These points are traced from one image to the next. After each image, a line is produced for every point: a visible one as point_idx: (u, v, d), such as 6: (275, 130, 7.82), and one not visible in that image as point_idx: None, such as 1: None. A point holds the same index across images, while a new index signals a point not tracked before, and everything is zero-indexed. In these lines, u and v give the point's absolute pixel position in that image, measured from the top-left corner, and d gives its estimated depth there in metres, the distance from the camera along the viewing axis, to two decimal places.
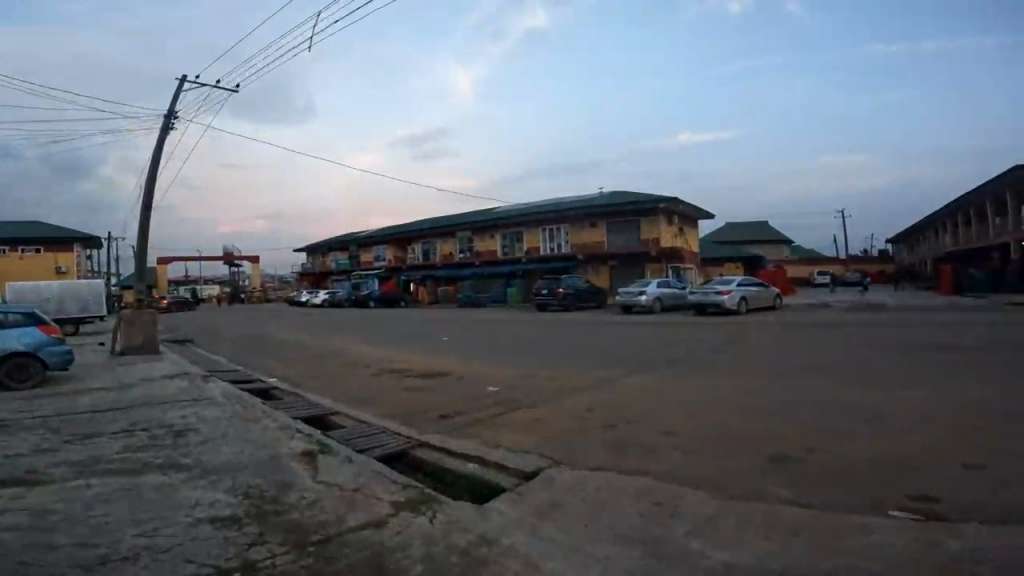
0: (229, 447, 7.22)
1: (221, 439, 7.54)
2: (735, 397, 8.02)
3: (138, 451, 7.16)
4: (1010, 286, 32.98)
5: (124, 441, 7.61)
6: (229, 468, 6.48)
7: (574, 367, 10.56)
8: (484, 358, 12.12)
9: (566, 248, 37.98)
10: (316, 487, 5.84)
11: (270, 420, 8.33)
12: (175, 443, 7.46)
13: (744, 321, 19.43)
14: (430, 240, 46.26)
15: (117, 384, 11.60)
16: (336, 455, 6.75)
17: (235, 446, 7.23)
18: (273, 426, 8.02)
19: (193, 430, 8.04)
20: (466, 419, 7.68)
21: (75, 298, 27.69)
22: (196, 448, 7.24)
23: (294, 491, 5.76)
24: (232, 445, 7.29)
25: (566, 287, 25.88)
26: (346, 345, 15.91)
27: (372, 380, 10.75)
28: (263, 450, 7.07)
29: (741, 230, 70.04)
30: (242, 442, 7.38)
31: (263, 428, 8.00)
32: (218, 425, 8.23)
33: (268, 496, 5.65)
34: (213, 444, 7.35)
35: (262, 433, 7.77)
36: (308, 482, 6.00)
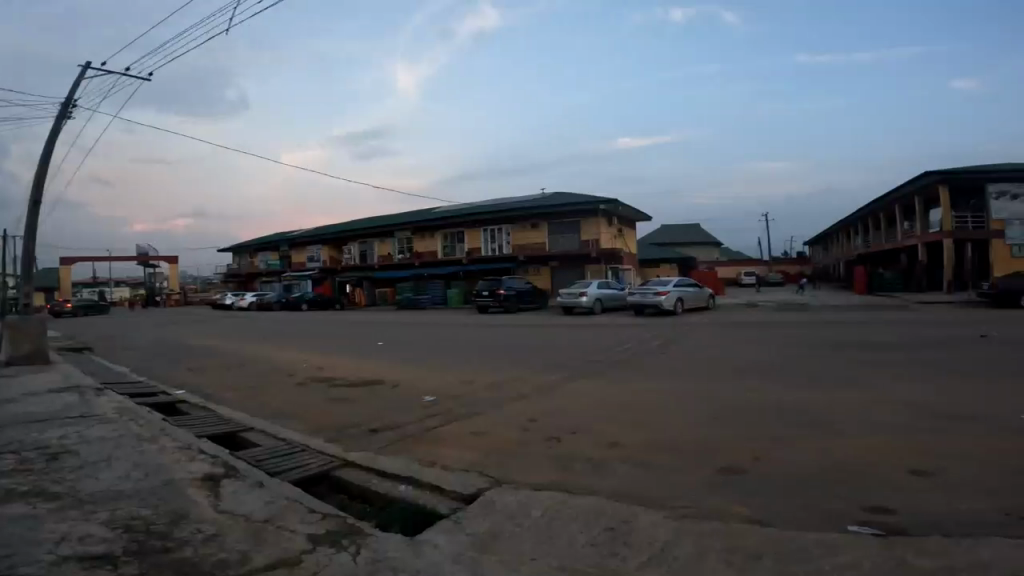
0: (115, 472, 6.22)
1: (106, 463, 6.52)
2: (680, 401, 7.78)
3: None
4: (916, 287, 35.60)
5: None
6: (109, 497, 5.53)
7: (515, 372, 10.07)
8: (420, 364, 11.42)
9: (507, 248, 37.63)
10: (217, 517, 5.06)
11: (169, 441, 7.34)
12: (47, 467, 6.39)
13: (681, 322, 19.69)
14: (367, 240, 44.70)
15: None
16: (244, 480, 5.95)
17: (121, 471, 6.24)
18: (172, 447, 7.05)
19: (73, 452, 6.94)
20: (400, 433, 7.02)
21: None
22: (72, 473, 6.21)
23: (190, 523, 4.96)
24: (119, 469, 6.30)
25: (508, 288, 25.44)
26: (270, 352, 14.73)
27: (296, 391, 9.82)
28: (157, 475, 6.13)
29: (675, 232, 72.34)
30: (131, 466, 6.40)
31: (160, 449, 7.01)
32: (105, 446, 7.17)
33: (156, 529, 4.82)
34: (95, 469, 6.34)
35: (158, 455, 6.81)
36: (208, 512, 5.20)
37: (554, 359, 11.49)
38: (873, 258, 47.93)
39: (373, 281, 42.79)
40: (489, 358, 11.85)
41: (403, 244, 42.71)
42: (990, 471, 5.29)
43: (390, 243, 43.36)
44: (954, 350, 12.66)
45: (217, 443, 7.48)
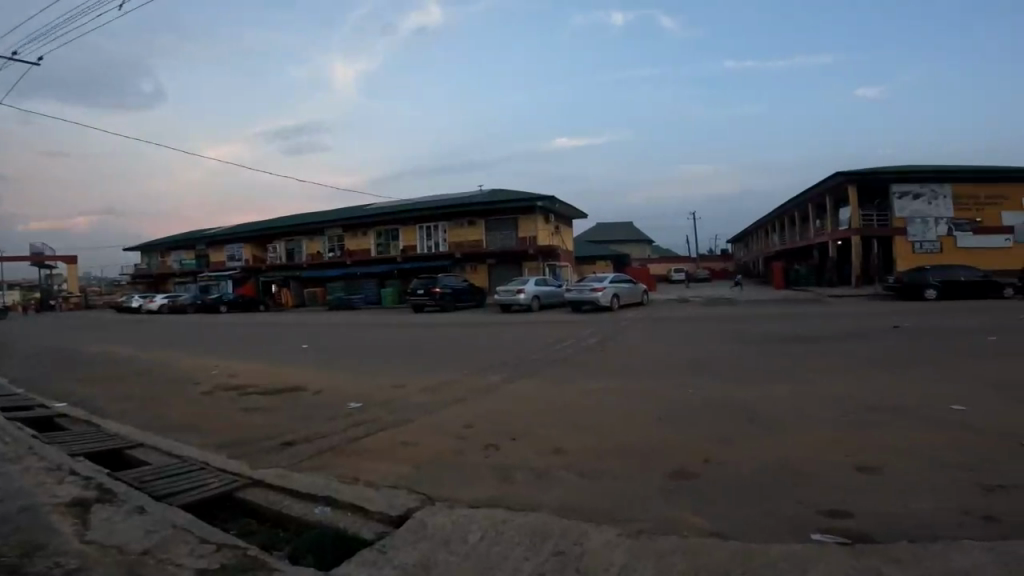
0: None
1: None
2: (623, 401, 7.40)
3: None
4: (828, 281, 37.82)
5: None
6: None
7: (449, 374, 9.42)
8: (346, 368, 10.55)
9: (443, 246, 36.74)
10: (81, 551, 4.36)
11: (37, 462, 6.26)
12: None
13: (619, 318, 19.68)
14: (295, 238, 42.43)
15: None
16: (123, 505, 5.14)
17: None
18: (40, 469, 6.04)
19: None
20: (319, 444, 6.22)
21: None
22: None
23: (45, 558, 4.26)
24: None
25: (443, 287, 24.62)
26: (178, 358, 13.30)
27: (202, 402, 8.72)
28: (15, 504, 5.21)
29: (608, 230, 73.72)
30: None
31: (23, 471, 6.02)
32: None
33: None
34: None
35: (20, 478, 5.83)
36: (70, 544, 4.49)
37: (491, 359, 10.95)
38: (789, 254, 50.68)
39: (300, 281, 40.51)
40: (422, 360, 11.14)
41: (333, 242, 40.84)
42: (934, 467, 5.21)
43: (319, 241, 41.35)
44: (874, 342, 13.16)
45: (99, 463, 6.43)
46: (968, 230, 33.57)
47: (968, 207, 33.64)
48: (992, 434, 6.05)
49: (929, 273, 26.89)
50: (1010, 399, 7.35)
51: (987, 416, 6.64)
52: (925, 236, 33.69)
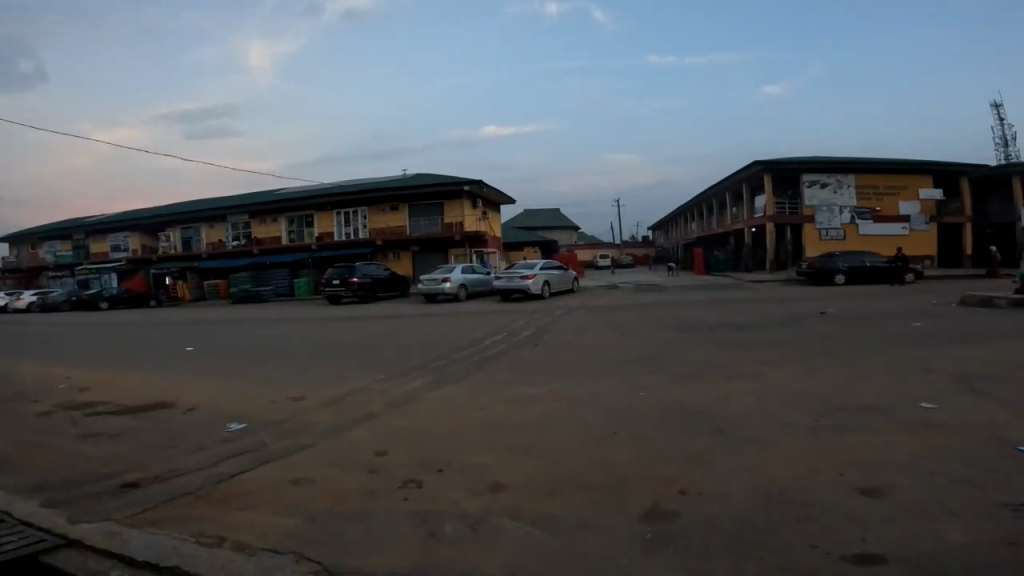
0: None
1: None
2: (569, 411, 6.25)
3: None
4: (745, 266, 39.03)
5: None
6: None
7: (363, 380, 7.87)
8: (236, 376, 8.68)
9: (363, 233, 34.38)
10: None
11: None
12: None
13: (551, 307, 18.73)
14: (193, 225, 38.39)
15: None
16: None
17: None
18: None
19: None
20: (179, 478, 4.46)
21: None
22: None
23: None
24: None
25: (362, 276, 22.55)
26: (26, 368, 10.80)
27: (29, 426, 6.61)
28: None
29: (534, 216, 73.30)
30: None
31: None
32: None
33: None
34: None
35: None
36: None
37: (415, 359, 9.47)
38: (707, 241, 52.23)
39: (200, 272, 36.49)
40: (333, 362, 9.47)
41: (239, 229, 37.26)
42: (937, 474, 4.41)
43: (222, 228, 37.59)
44: (809, 328, 12.92)
45: None
46: (869, 218, 35.64)
47: (869, 196, 35.63)
48: (979, 431, 5.38)
49: (839, 259, 28.01)
50: (973, 389, 6.86)
51: (961, 410, 6.05)
52: (830, 223, 35.44)
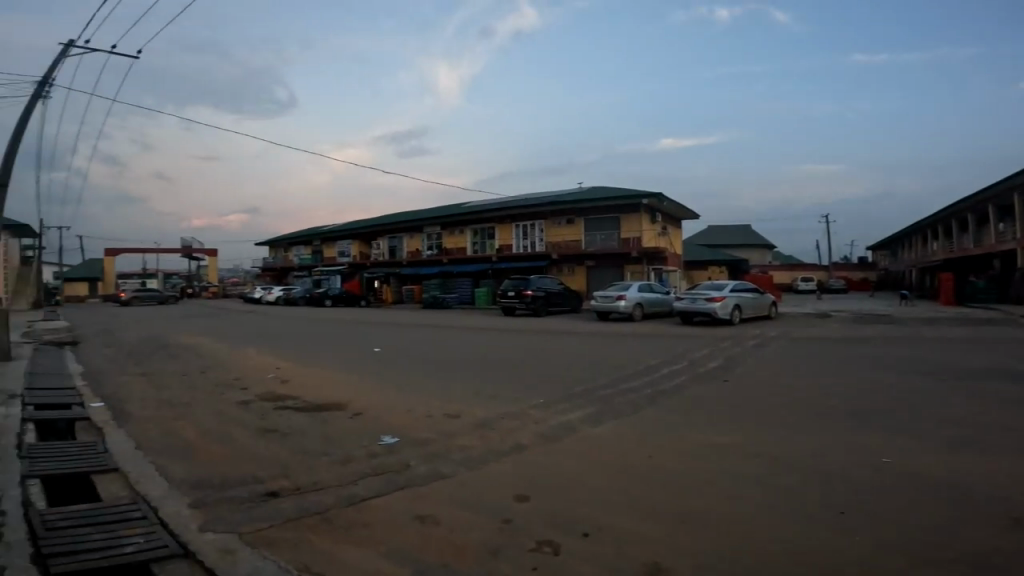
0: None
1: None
2: (764, 474, 4.94)
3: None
4: (1017, 296, 30.42)
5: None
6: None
7: (520, 404, 7.38)
8: (404, 384, 8.86)
9: (540, 246, 34.85)
10: None
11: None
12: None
13: (738, 334, 16.55)
14: (396, 235, 42.88)
15: None
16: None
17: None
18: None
19: None
20: (315, 494, 4.24)
21: None
22: None
23: None
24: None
25: (536, 289, 22.56)
26: (247, 356, 12.50)
27: (228, 414, 7.32)
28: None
29: (724, 232, 67.81)
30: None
31: None
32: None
33: None
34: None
35: None
36: None
37: (579, 384, 8.75)
38: (954, 265, 42.45)
39: (400, 278, 40.66)
40: (495, 378, 9.16)
41: (432, 240, 40.59)
42: None
43: (419, 239, 41.33)
44: None
45: (51, 495, 4.60)
46: None
47: None
48: None
49: None
50: None
51: None
52: None
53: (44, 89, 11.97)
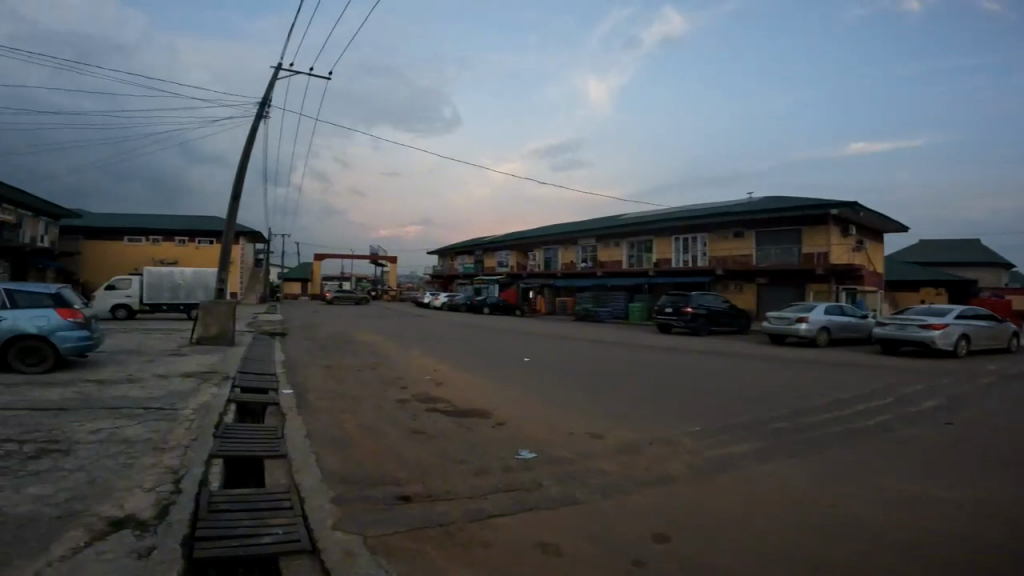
0: (38, 488, 4.21)
1: (61, 471, 4.66)
2: (1000, 550, 3.71)
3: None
4: None
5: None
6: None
7: (674, 432, 6.63)
8: (550, 397, 8.57)
9: (704, 260, 32.64)
10: None
11: (167, 458, 5.25)
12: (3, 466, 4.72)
13: (956, 371, 13.54)
14: (552, 247, 43.43)
15: (135, 375, 9.66)
16: (153, 536, 3.44)
17: (46, 490, 4.21)
18: (157, 468, 4.90)
19: (83, 447, 5.44)
20: (444, 504, 4.14)
21: (204, 287, 23.76)
22: (33, 471, 4.63)
23: None
24: (53, 485, 4.31)
25: (696, 306, 20.96)
26: (409, 357, 13.31)
27: (384, 409, 7.69)
28: (71, 505, 3.96)
29: (938, 248, 57.19)
30: (66, 486, 4.33)
31: (165, 460, 5.16)
32: (103, 451, 5.39)
33: None
34: (28, 479, 4.43)
35: (152, 466, 4.93)
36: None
37: (746, 413, 7.70)
38: None
39: (554, 289, 41.09)
40: (649, 399, 8.47)
41: (588, 252, 40.34)
42: None
43: (575, 250, 41.35)
44: None
45: (229, 475, 5.16)
46: None
47: None
48: None
49: None
50: None
51: None
52: None
53: (264, 109, 14.12)
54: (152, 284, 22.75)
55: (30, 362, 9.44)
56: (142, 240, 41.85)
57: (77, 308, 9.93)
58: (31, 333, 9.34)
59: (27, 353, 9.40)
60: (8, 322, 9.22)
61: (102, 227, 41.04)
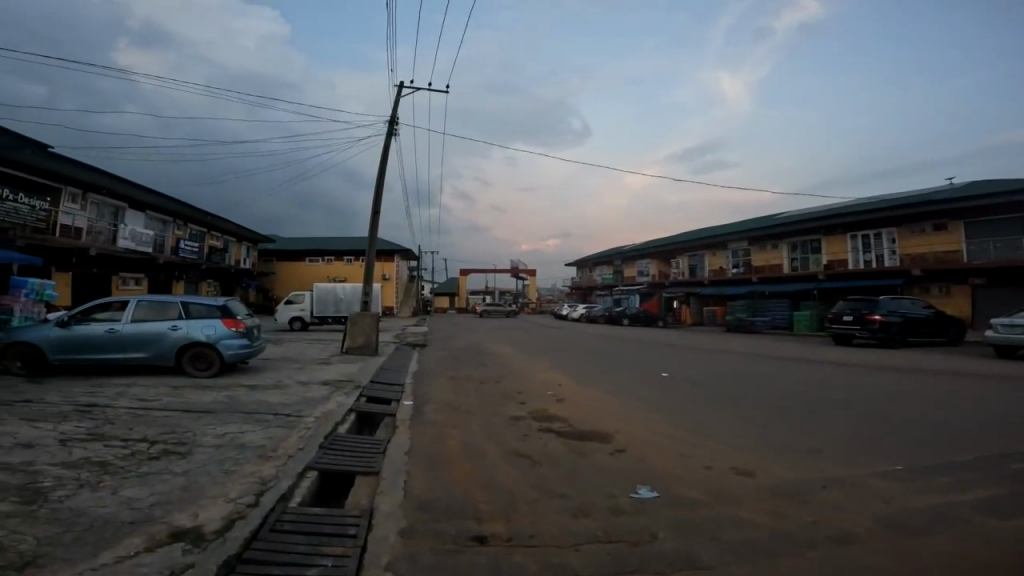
0: (134, 490, 4.54)
1: (165, 474, 4.93)
2: None
3: (66, 462, 5.19)
4: None
5: (103, 444, 5.84)
6: (47, 522, 3.80)
7: (854, 470, 5.00)
8: (687, 418, 7.23)
9: (891, 260, 27.80)
10: None
11: (266, 467, 5.18)
12: (126, 465, 5.16)
13: None
14: (699, 253, 40.35)
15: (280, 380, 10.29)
16: (201, 556, 3.30)
17: (140, 492, 4.51)
18: (250, 477, 4.88)
19: (198, 451, 5.66)
20: (523, 552, 3.36)
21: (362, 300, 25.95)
22: (142, 475, 4.89)
23: None
24: (149, 488, 4.61)
25: (889, 313, 17.23)
26: (538, 369, 12.68)
27: (495, 427, 7.03)
28: (150, 511, 4.15)
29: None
30: (161, 490, 4.57)
31: (262, 469, 5.14)
32: (217, 455, 5.53)
33: None
34: (134, 482, 4.70)
35: (244, 477, 4.91)
36: None
37: (965, 448, 5.69)
38: None
39: (701, 298, 38.09)
40: (819, 424, 6.74)
41: (739, 257, 36.83)
42: None
43: (724, 256, 38.02)
44: None
45: (319, 490, 4.97)
46: None
47: None
48: None
49: None
50: None
51: None
52: None
53: (393, 126, 14.78)
54: (320, 298, 25.24)
55: (200, 367, 10.53)
56: (320, 260, 47.22)
57: (239, 319, 10.97)
58: (201, 341, 10.41)
59: (198, 359, 10.51)
60: (184, 331, 10.36)
61: (287, 250, 47.21)
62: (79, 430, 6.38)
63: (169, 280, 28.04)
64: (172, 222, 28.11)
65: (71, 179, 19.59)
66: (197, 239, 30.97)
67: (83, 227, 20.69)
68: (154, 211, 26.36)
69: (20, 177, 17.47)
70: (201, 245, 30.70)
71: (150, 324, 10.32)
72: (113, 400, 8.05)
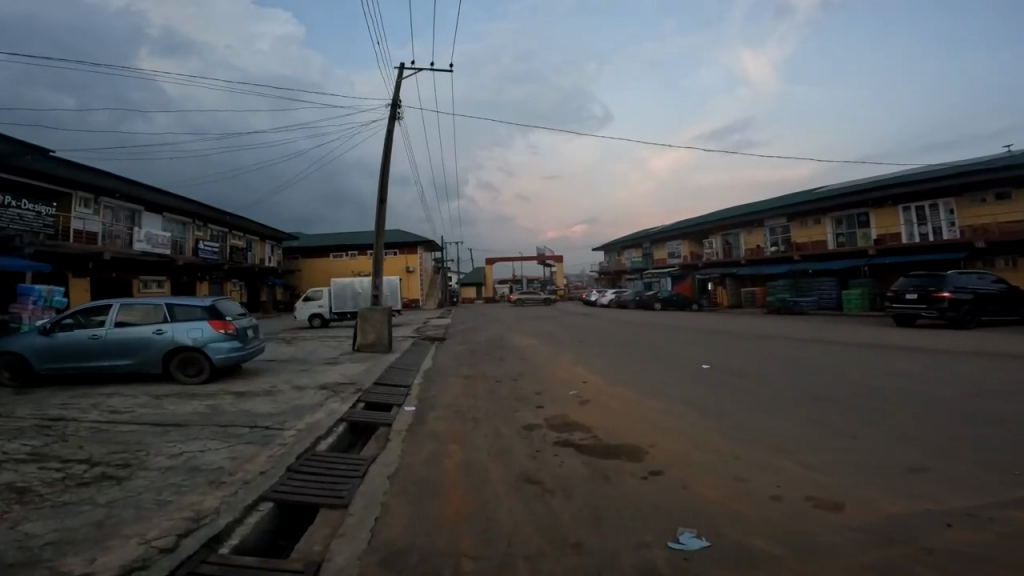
0: (35, 525, 3.75)
1: (85, 506, 4.08)
2: None
3: None
4: None
5: (39, 465, 5.03)
6: None
7: (982, 499, 3.68)
8: (739, 426, 5.94)
9: (948, 232, 25.58)
10: None
11: (211, 496, 4.26)
12: (47, 492, 4.34)
13: None
14: (734, 231, 38.31)
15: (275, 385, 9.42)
16: None
17: (42, 528, 3.72)
18: (183, 511, 3.99)
19: (140, 474, 4.76)
20: None
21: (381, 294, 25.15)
22: (55, 508, 4.04)
23: None
24: (55, 522, 3.81)
25: (958, 290, 15.44)
26: (562, 364, 11.52)
27: (503, 439, 5.91)
28: (40, 553, 3.38)
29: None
30: (68, 525, 3.76)
31: (201, 498, 4.23)
32: (160, 479, 4.63)
33: None
34: (41, 517, 3.89)
35: (175, 510, 4.01)
36: None
37: None
38: None
39: (738, 279, 36.20)
40: (908, 432, 5.39)
41: (777, 235, 34.77)
42: None
43: (761, 234, 35.98)
44: None
45: (268, 527, 4.01)
46: None
47: None
48: None
49: None
50: None
51: None
52: None
53: (396, 109, 13.72)
54: (338, 294, 24.54)
55: (190, 373, 9.73)
56: (344, 256, 46.93)
57: (229, 321, 10.09)
58: (187, 345, 9.60)
59: (186, 364, 9.71)
60: (169, 334, 9.57)
61: (312, 247, 46.96)
62: (21, 449, 5.58)
63: (191, 281, 27.88)
64: (192, 223, 27.91)
65: (78, 182, 19.34)
66: (218, 239, 30.78)
67: (97, 232, 20.45)
68: (172, 213, 26.14)
69: (23, 181, 17.21)
70: (223, 245, 30.51)
71: (132, 328, 9.54)
72: (82, 412, 7.27)
